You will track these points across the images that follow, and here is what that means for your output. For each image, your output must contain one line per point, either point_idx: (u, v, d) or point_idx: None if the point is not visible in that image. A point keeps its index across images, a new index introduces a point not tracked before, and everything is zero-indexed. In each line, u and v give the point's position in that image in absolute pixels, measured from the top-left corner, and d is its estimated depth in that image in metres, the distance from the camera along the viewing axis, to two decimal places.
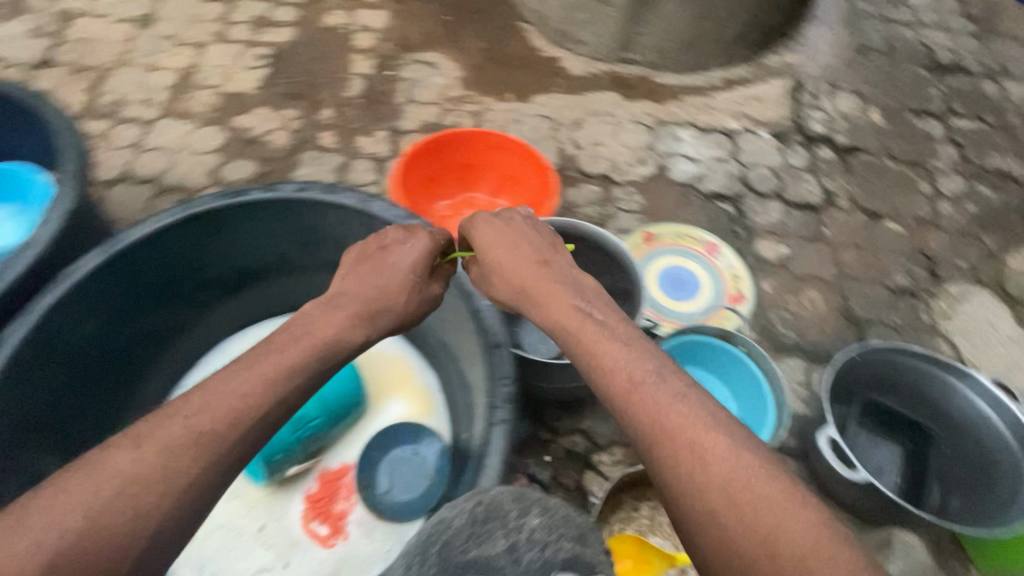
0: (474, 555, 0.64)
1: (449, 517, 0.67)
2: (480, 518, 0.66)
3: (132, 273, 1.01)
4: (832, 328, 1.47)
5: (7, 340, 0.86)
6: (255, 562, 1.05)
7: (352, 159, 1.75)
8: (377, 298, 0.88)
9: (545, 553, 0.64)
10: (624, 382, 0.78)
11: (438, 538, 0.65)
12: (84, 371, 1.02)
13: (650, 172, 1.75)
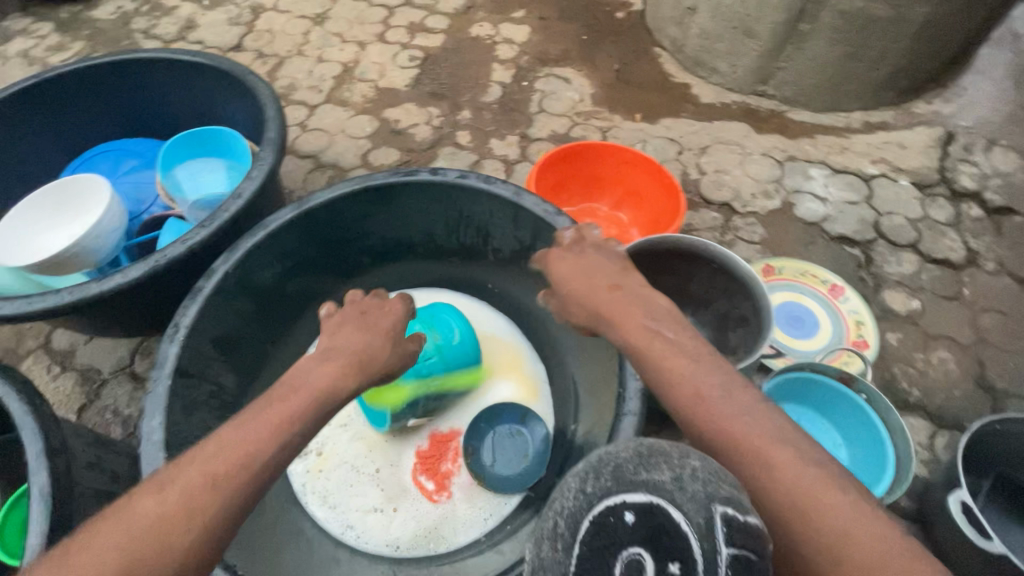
0: (647, 483, 0.46)
1: (611, 450, 0.50)
2: (645, 453, 0.48)
3: (310, 228, 1.17)
4: (964, 393, 1.37)
5: (217, 269, 1.04)
6: (369, 501, 1.16)
7: (484, 158, 1.88)
8: (363, 354, 0.89)
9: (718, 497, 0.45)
10: (690, 399, 0.73)
11: (604, 466, 0.49)
12: (261, 306, 1.19)
13: (774, 206, 1.73)
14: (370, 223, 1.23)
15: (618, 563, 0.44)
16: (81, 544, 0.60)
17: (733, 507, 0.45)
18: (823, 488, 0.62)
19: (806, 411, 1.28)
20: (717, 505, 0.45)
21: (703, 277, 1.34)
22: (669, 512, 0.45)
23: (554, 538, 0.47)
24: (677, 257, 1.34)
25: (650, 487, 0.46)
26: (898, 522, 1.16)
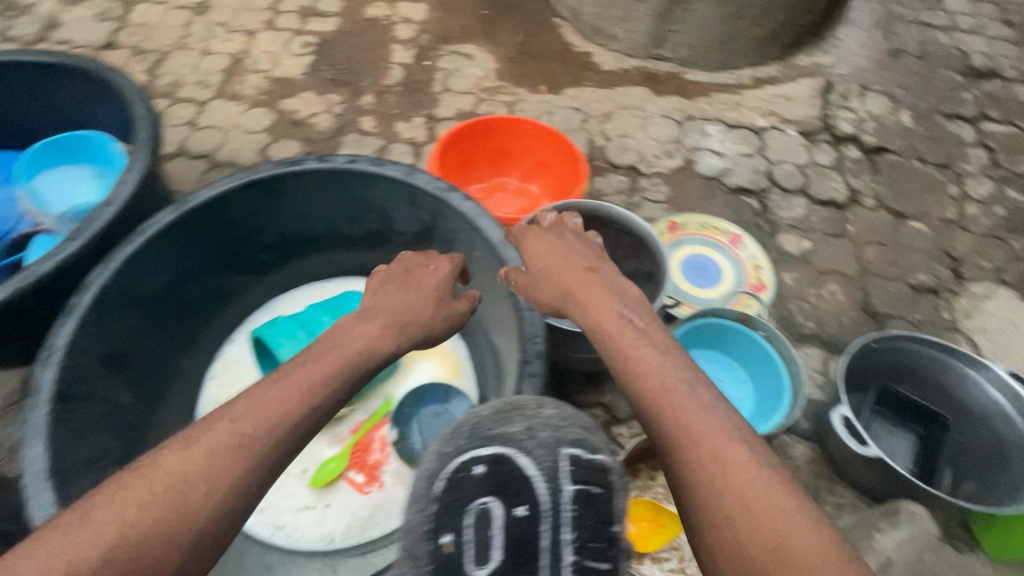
0: (500, 431, 0.73)
1: (475, 410, 0.75)
2: (502, 409, 0.75)
3: (198, 230, 1.11)
4: (851, 320, 1.50)
5: (91, 283, 0.97)
6: (299, 502, 1.13)
7: (391, 143, 1.84)
8: (402, 314, 0.91)
9: (558, 433, 0.73)
10: (655, 384, 0.73)
11: (467, 425, 0.73)
12: (155, 318, 1.12)
13: (676, 165, 1.80)
14: (265, 218, 1.19)
15: (480, 497, 0.69)
16: (109, 495, 0.61)
17: (577, 450, 0.72)
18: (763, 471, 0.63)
19: (715, 355, 1.36)
20: (563, 448, 0.72)
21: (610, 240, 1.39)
22: (510, 450, 0.71)
23: (418, 497, 0.69)
24: (582, 223, 1.38)
25: (502, 439, 0.72)
26: (800, 443, 1.26)
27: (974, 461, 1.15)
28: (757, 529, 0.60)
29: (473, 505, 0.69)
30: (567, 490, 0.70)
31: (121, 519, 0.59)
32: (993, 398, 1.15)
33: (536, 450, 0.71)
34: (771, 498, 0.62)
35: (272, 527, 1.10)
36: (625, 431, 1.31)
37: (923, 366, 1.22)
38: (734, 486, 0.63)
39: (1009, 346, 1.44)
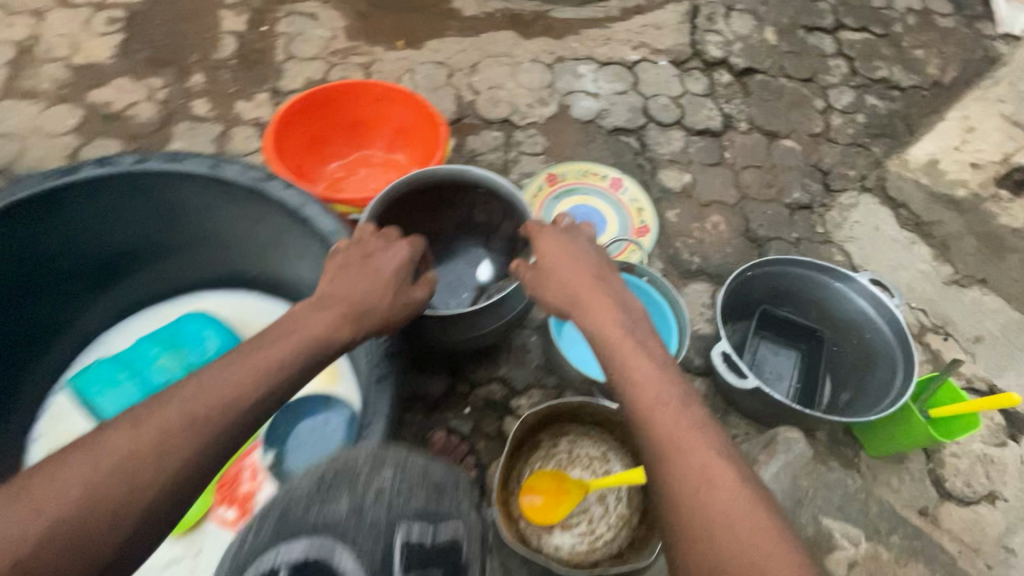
0: (319, 513, 0.66)
1: (294, 487, 0.69)
2: (324, 483, 0.69)
3: None
4: (735, 249, 1.50)
5: None
6: (165, 553, 1.03)
7: (231, 127, 1.61)
8: (361, 301, 0.83)
9: (392, 507, 0.68)
10: (651, 398, 0.79)
11: (280, 506, 0.67)
12: None
13: (551, 112, 1.71)
14: (57, 243, 0.99)
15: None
16: (52, 473, 0.60)
17: (415, 530, 0.68)
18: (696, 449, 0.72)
19: None
20: (397, 530, 0.67)
21: (481, 205, 1.28)
22: (326, 540, 0.64)
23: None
24: (446, 190, 1.25)
25: (324, 523, 0.65)
26: (694, 381, 1.26)
27: (849, 370, 1.20)
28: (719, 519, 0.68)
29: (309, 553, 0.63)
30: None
31: (66, 497, 0.59)
32: (859, 308, 1.18)
33: (358, 545, 0.64)
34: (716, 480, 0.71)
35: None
36: (525, 401, 1.26)
37: (796, 287, 1.24)
38: (701, 481, 0.71)
39: (876, 250, 1.49)
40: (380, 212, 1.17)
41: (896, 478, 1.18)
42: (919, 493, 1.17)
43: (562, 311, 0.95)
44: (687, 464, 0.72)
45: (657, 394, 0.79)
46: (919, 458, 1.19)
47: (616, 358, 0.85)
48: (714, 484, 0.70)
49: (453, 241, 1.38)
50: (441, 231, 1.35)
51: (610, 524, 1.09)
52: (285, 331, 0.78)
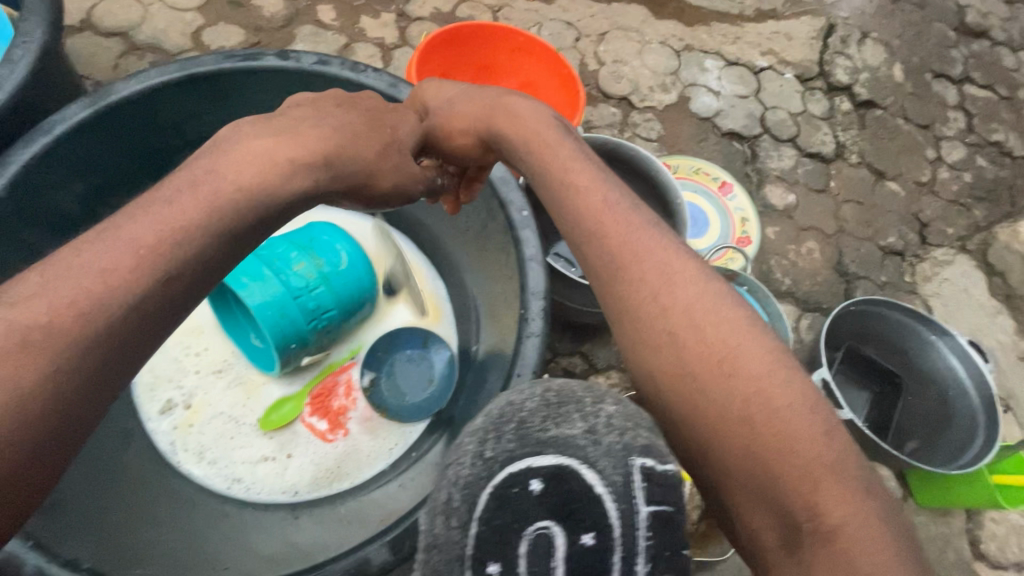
0: (553, 433, 0.52)
1: (519, 400, 0.56)
2: (553, 401, 0.55)
3: (152, 114, 0.97)
4: (823, 279, 1.52)
5: (53, 129, 0.86)
6: (258, 451, 1.02)
7: (354, 41, 1.56)
8: (328, 152, 0.75)
9: (626, 437, 0.53)
10: (648, 290, 0.67)
11: (512, 418, 0.54)
12: (77, 187, 0.96)
13: (671, 101, 1.68)
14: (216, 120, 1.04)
15: (529, 527, 0.49)
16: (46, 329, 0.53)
17: (650, 460, 0.52)
18: (703, 311, 0.65)
19: None
20: (632, 458, 0.52)
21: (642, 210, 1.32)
22: (573, 457, 0.51)
23: (451, 510, 0.51)
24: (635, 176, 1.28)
25: (558, 445, 0.52)
26: None
27: (921, 421, 1.23)
28: (731, 410, 0.60)
29: (529, 529, 0.49)
30: (641, 512, 0.50)
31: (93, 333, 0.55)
32: (950, 364, 1.21)
33: (600, 468, 0.51)
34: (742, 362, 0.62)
35: (145, 385, 1.02)
36: (603, 379, 1.29)
37: (888, 330, 1.28)
38: (692, 353, 0.63)
39: (959, 311, 1.51)
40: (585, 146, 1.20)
41: (937, 529, 1.23)
42: (956, 547, 1.22)
43: (629, 246, 0.70)
44: (656, 328, 0.66)
45: (657, 277, 0.68)
46: (961, 514, 1.24)
47: (630, 269, 0.69)
48: (725, 362, 0.62)
49: None
50: None
51: None
52: (247, 165, 0.69)
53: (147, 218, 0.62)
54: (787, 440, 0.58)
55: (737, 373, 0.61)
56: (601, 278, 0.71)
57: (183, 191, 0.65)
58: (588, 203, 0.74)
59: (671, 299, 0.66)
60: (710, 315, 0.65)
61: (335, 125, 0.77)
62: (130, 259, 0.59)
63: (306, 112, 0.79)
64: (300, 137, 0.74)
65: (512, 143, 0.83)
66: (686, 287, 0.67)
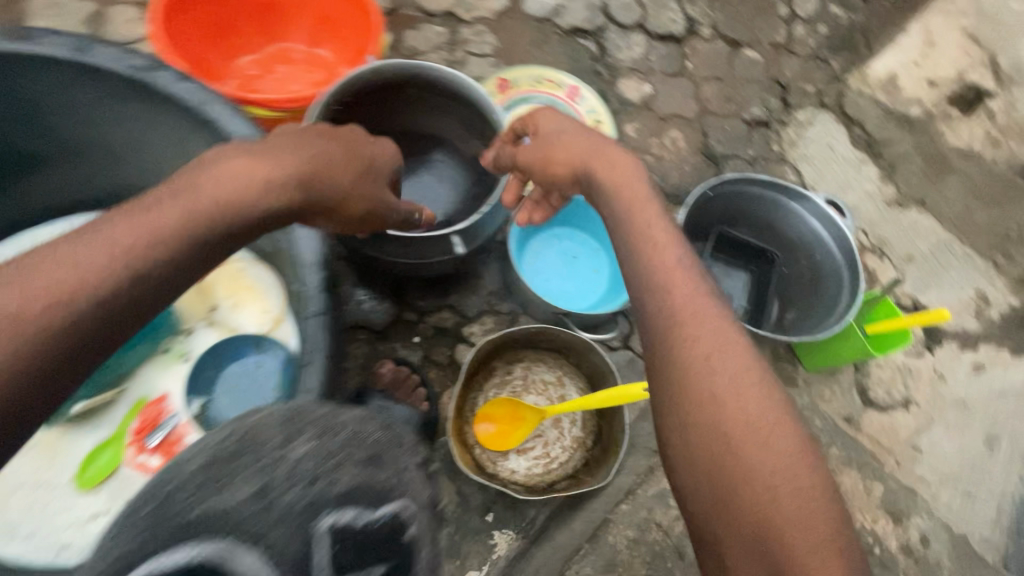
0: (205, 508, 0.53)
1: (182, 462, 0.56)
2: (224, 455, 0.56)
3: None
4: (692, 168, 1.45)
5: None
6: (84, 509, 0.89)
7: (106, 5, 1.29)
8: (301, 180, 0.70)
9: (311, 491, 0.56)
10: (705, 349, 0.65)
11: (155, 496, 0.53)
12: None
13: (502, 6, 1.50)
14: None
15: None
16: None
17: (341, 516, 0.56)
18: (744, 378, 0.63)
19: (564, 230, 1.27)
20: (323, 518, 0.56)
21: (476, 145, 1.17)
22: (223, 539, 0.52)
23: None
24: (457, 104, 1.11)
25: (212, 529, 0.52)
26: None
27: (796, 291, 1.22)
28: (742, 427, 0.61)
29: None
30: None
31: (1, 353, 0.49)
32: (813, 228, 1.19)
33: (267, 544, 0.53)
34: (775, 438, 0.60)
35: None
36: (477, 328, 1.20)
37: (752, 207, 1.23)
38: (732, 420, 0.61)
39: (827, 170, 1.48)
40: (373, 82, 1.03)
41: (828, 390, 1.24)
42: (847, 402, 1.24)
43: (670, 267, 0.71)
44: (697, 393, 0.63)
45: (713, 341, 0.65)
46: (848, 369, 1.26)
47: (684, 327, 0.66)
48: (752, 432, 0.60)
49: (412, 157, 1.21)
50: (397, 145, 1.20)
51: (565, 448, 1.09)
52: (222, 186, 0.64)
53: (77, 256, 0.55)
54: (792, 526, 0.56)
55: (766, 444, 0.60)
56: (655, 332, 0.68)
57: (129, 220, 0.59)
58: (667, 263, 0.71)
59: (728, 364, 0.64)
60: (751, 389, 0.63)
61: (312, 152, 0.71)
62: (75, 278, 0.54)
63: (289, 139, 0.73)
64: (279, 162, 0.69)
65: (604, 185, 0.81)
66: (731, 352, 0.65)
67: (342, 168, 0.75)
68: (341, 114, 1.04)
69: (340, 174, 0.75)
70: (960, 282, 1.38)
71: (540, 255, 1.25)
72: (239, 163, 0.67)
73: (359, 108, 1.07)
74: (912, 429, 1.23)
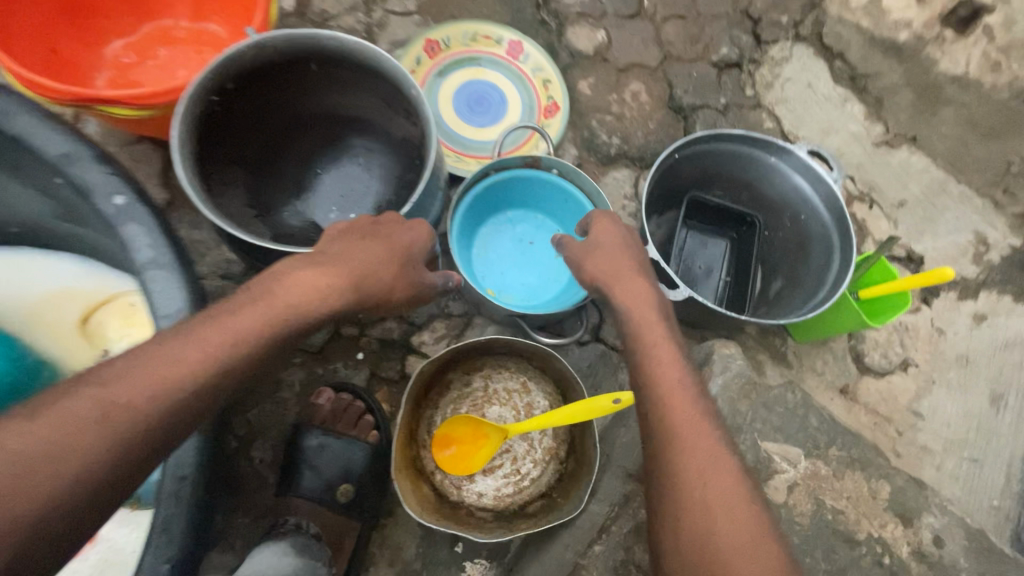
0: None
1: None
2: None
3: None
4: (657, 124, 1.28)
5: None
6: None
7: None
8: (360, 275, 0.69)
9: None
10: (697, 456, 0.61)
11: None
12: None
13: None
14: None
15: None
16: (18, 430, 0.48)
17: None
18: (730, 487, 0.60)
19: (518, 213, 1.12)
20: None
21: (404, 124, 0.99)
22: None
23: None
24: (372, 77, 0.91)
25: None
26: None
27: (781, 258, 1.09)
28: (727, 536, 0.57)
29: None
30: None
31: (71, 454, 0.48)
32: (798, 186, 1.03)
33: None
34: (759, 552, 0.56)
35: None
36: (428, 336, 1.04)
37: (728, 165, 1.08)
38: (720, 526, 0.57)
39: (807, 113, 1.32)
40: (251, 63, 0.83)
41: (821, 360, 1.14)
42: (842, 372, 1.14)
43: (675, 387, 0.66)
44: (689, 498, 0.59)
45: (705, 445, 0.62)
46: (841, 336, 1.15)
47: (675, 421, 0.64)
48: (734, 545, 0.56)
49: (332, 141, 1.05)
50: (313, 130, 1.03)
51: (536, 461, 0.96)
52: (296, 288, 0.65)
53: (168, 348, 0.56)
54: None
55: (743, 552, 0.56)
56: (647, 430, 0.66)
57: (218, 323, 0.60)
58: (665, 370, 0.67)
59: (716, 473, 0.60)
60: (732, 501, 0.59)
61: (364, 250, 0.71)
62: (157, 376, 0.54)
63: (344, 235, 0.73)
64: (338, 257, 0.69)
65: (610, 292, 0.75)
66: (717, 460, 0.61)
67: (387, 280, 0.72)
68: (230, 103, 0.87)
69: (384, 286, 0.72)
70: (959, 225, 1.25)
71: (492, 244, 1.10)
72: (315, 273, 0.66)
73: (255, 93, 0.90)
74: (913, 393, 1.13)
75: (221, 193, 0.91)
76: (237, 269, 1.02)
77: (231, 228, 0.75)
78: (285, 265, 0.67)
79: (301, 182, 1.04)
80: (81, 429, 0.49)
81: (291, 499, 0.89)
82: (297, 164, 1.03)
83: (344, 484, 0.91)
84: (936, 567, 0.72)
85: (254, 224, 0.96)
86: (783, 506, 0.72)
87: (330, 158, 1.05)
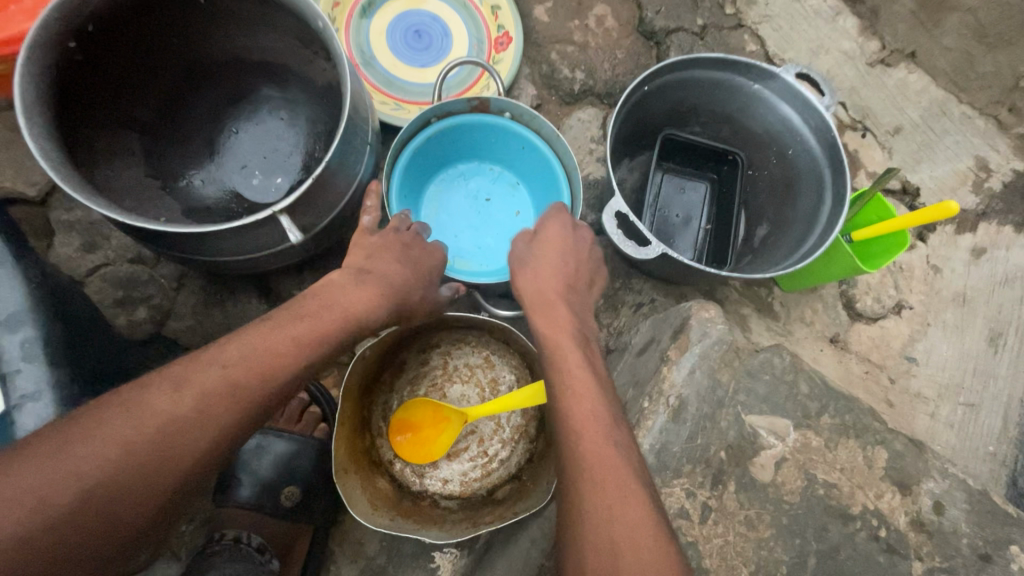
0: None
1: None
2: None
3: None
4: (627, 53, 1.12)
5: None
6: None
7: None
8: (404, 286, 0.70)
9: None
10: (604, 478, 0.54)
11: None
12: None
13: None
14: None
15: None
16: (134, 416, 0.53)
17: None
18: (636, 515, 0.52)
19: (470, 166, 0.99)
20: None
21: (325, 67, 0.83)
22: None
23: None
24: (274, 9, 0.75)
25: None
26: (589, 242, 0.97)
27: (766, 199, 0.98)
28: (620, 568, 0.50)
29: None
30: None
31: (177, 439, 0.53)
32: (784, 116, 0.90)
33: None
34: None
35: None
36: None
37: (705, 97, 0.94)
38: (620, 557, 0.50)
39: (794, 31, 1.17)
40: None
41: (809, 310, 1.06)
42: (832, 320, 1.06)
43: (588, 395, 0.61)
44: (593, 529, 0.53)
45: (612, 470, 0.55)
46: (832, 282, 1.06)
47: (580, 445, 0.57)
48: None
49: (241, 93, 0.90)
50: (216, 80, 0.88)
51: (504, 442, 0.88)
52: (356, 299, 0.66)
53: (271, 336, 0.60)
54: None
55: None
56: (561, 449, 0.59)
57: (306, 316, 0.62)
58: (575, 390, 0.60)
59: (624, 501, 0.53)
60: (633, 535, 0.51)
61: (399, 263, 0.71)
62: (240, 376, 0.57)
63: (389, 241, 0.73)
64: (378, 271, 0.69)
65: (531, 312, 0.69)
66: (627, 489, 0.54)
67: (416, 295, 0.73)
68: (97, 48, 0.71)
69: (415, 301, 0.73)
70: (959, 151, 1.13)
71: (443, 204, 0.98)
72: (373, 283, 0.68)
73: (130, 35, 0.74)
74: (907, 337, 1.06)
75: (107, 162, 0.78)
76: (149, 252, 0.90)
77: (101, 206, 0.60)
78: (342, 274, 0.67)
79: (210, 145, 0.89)
80: (182, 420, 0.54)
81: (228, 508, 0.82)
82: (201, 124, 0.88)
83: (290, 485, 0.84)
84: (935, 537, 0.66)
85: (157, 197, 0.82)
86: (769, 485, 0.65)
87: (242, 114, 0.90)
